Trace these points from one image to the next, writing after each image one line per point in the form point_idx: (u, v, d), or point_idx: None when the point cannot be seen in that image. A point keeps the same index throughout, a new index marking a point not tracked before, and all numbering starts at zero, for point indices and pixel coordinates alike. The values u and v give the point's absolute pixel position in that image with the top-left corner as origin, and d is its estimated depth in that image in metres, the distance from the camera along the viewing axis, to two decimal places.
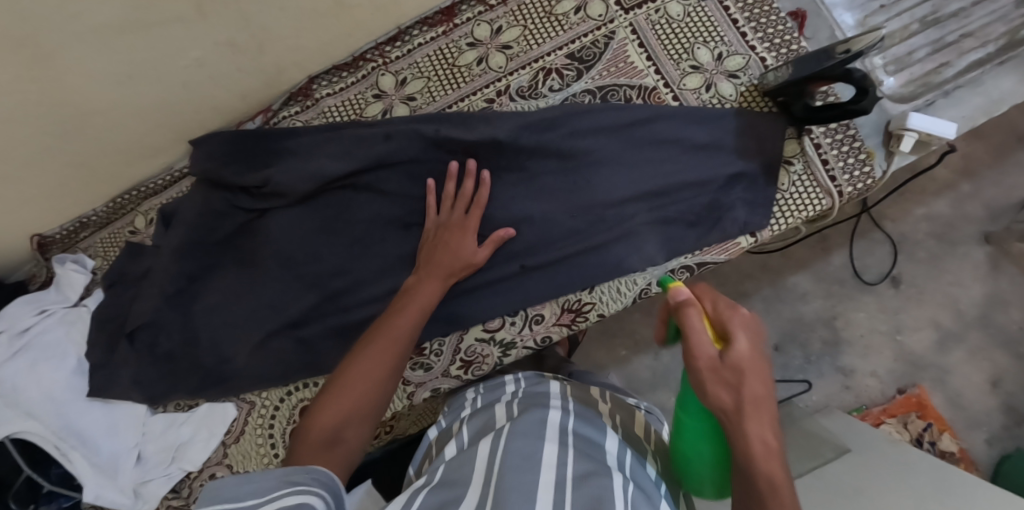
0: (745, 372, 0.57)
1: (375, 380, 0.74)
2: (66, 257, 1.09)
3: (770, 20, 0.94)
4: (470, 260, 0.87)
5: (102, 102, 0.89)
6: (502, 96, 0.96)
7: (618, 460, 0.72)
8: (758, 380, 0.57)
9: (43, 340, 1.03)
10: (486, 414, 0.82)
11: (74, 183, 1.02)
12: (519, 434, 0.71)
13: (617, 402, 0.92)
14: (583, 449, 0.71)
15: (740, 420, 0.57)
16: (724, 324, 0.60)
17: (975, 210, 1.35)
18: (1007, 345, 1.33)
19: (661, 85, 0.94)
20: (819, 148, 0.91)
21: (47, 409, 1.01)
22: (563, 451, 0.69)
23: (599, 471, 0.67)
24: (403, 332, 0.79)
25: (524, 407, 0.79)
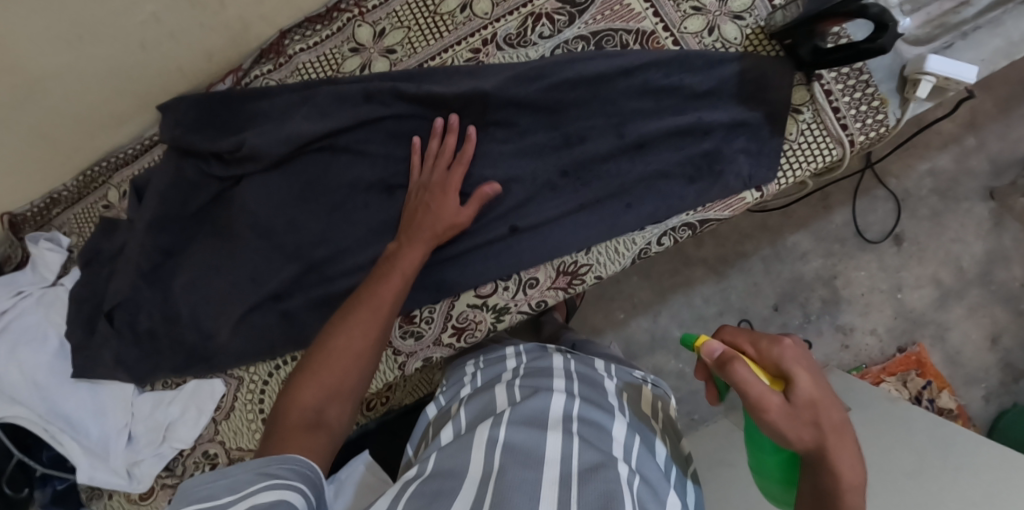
0: (820, 404, 0.56)
1: (354, 352, 0.70)
2: (39, 236, 1.03)
3: None
4: (454, 220, 0.82)
5: (55, 65, 0.83)
6: (488, 46, 0.89)
7: (624, 449, 0.69)
8: (830, 413, 0.56)
9: (20, 324, 1.00)
10: (486, 395, 0.78)
11: (37, 157, 0.96)
12: (515, 425, 0.68)
13: (621, 378, 0.89)
14: (589, 437, 0.68)
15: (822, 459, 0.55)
16: (778, 365, 0.57)
17: (979, 165, 1.31)
18: (1008, 301, 1.31)
19: (660, 29, 0.87)
20: (829, 95, 0.85)
21: (33, 393, 0.99)
22: (568, 440, 0.66)
23: (608, 462, 0.65)
24: (383, 298, 0.75)
25: (524, 390, 0.75)
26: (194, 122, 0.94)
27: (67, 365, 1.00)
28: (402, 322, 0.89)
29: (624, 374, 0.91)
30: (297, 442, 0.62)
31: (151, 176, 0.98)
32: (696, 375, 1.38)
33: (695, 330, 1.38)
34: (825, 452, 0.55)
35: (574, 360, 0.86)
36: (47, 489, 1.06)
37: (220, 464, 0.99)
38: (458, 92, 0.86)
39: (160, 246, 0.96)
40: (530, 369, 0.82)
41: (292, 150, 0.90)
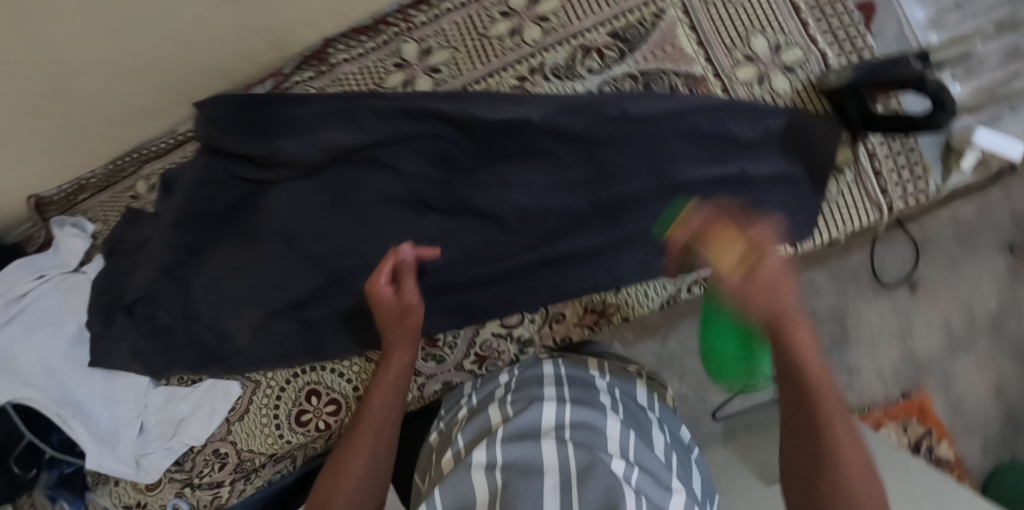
0: (772, 293, 0.57)
1: (364, 447, 0.74)
2: (65, 220, 1.03)
3: (836, 10, 0.86)
4: (403, 305, 0.76)
5: (91, 60, 0.81)
6: (535, 75, 0.88)
7: (620, 444, 0.68)
8: (780, 300, 0.58)
9: (38, 308, 1.00)
10: (480, 417, 0.78)
11: (68, 143, 0.95)
12: (509, 445, 0.68)
13: (617, 372, 0.85)
14: (586, 440, 0.67)
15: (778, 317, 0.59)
16: (743, 236, 0.60)
17: (1000, 216, 1.31)
18: (1015, 355, 1.32)
19: (710, 75, 0.86)
20: (871, 157, 0.85)
21: (45, 378, 0.98)
22: (561, 447, 0.66)
23: (600, 460, 0.64)
24: (376, 408, 0.76)
25: (516, 406, 0.75)
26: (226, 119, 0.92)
27: (86, 353, 1.00)
28: (425, 345, 0.89)
29: (620, 367, 0.86)
30: None
31: (179, 171, 0.96)
32: (698, 399, 1.42)
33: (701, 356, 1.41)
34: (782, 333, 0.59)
35: (565, 363, 0.84)
36: (53, 472, 1.06)
37: (230, 463, 1.01)
38: (496, 119, 0.83)
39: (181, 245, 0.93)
40: (523, 380, 0.81)
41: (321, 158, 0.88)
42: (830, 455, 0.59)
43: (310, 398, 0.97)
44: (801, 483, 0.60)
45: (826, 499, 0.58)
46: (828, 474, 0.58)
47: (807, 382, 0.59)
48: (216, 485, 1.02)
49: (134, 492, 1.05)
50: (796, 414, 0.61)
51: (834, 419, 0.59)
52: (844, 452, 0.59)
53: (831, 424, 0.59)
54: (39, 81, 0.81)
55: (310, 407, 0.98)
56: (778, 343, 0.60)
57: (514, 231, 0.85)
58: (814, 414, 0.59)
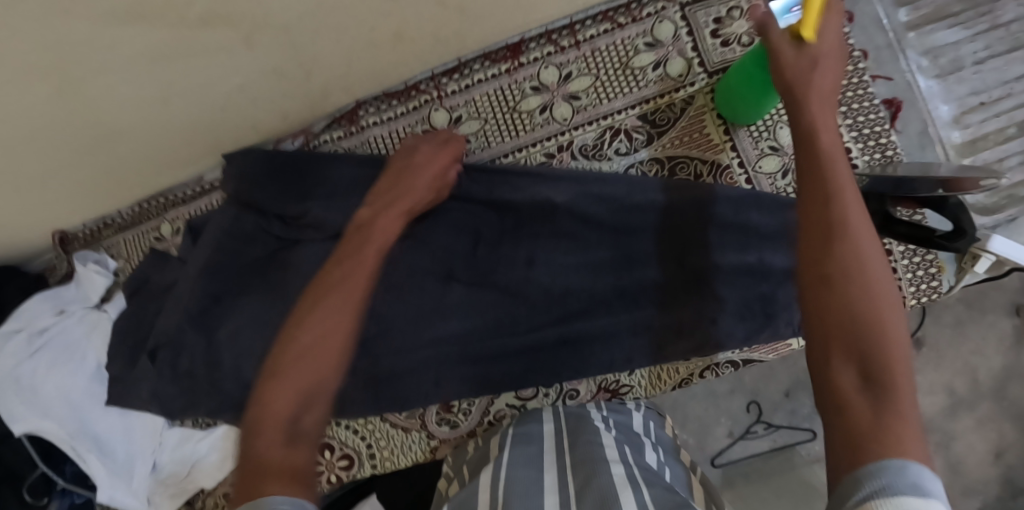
0: (823, 170, 0.56)
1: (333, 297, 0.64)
2: (88, 256, 1.04)
3: (863, 106, 0.85)
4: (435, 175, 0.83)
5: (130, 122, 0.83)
6: (563, 153, 0.90)
7: (618, 454, 0.69)
8: (830, 129, 0.58)
9: (59, 344, 1.02)
10: (483, 455, 0.82)
11: (102, 188, 0.97)
12: (513, 467, 0.71)
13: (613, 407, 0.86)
14: (585, 454, 0.69)
15: (825, 154, 0.57)
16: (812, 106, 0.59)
17: (1010, 281, 1.32)
18: (1017, 419, 1.32)
19: (735, 164, 0.87)
20: (889, 256, 0.87)
21: (64, 411, 1.01)
22: (559, 471, 0.68)
23: (598, 470, 0.64)
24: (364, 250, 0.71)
25: (517, 441, 0.79)
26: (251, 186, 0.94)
27: (103, 389, 1.04)
28: (441, 409, 0.92)
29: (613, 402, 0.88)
30: (277, 463, 0.53)
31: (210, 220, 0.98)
32: (698, 445, 1.47)
33: (705, 404, 1.47)
34: (837, 238, 0.52)
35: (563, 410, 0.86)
36: (64, 500, 1.06)
37: None
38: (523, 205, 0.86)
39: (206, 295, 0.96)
40: (522, 423, 0.84)
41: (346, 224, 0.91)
42: (876, 325, 0.48)
43: (323, 450, 0.97)
44: (827, 362, 0.49)
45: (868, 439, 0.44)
46: (851, 340, 0.49)
47: (868, 319, 0.49)
48: None
49: None
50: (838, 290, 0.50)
51: (884, 357, 0.47)
52: (900, 373, 0.47)
53: (874, 293, 0.49)
54: (75, 140, 0.82)
55: (322, 460, 0.97)
56: (812, 209, 0.54)
57: (536, 308, 0.86)
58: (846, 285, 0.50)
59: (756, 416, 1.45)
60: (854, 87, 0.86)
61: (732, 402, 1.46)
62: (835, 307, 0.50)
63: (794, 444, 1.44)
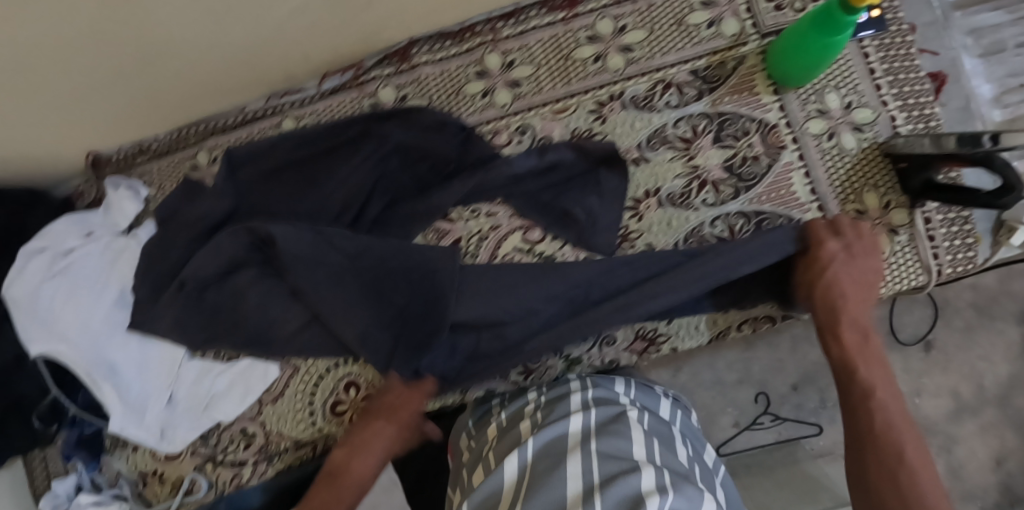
0: (852, 333, 0.75)
1: (385, 414, 0.82)
2: (119, 181, 1.03)
3: (909, 77, 0.87)
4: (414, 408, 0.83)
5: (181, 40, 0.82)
6: (614, 102, 0.91)
7: (646, 450, 0.72)
8: (852, 284, 0.76)
9: (81, 268, 0.99)
10: (510, 431, 0.80)
11: (143, 110, 0.96)
12: (539, 458, 0.73)
13: (640, 391, 0.88)
14: (613, 447, 0.71)
15: (846, 289, 0.76)
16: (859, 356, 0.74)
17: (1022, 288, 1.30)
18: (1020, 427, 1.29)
19: (782, 124, 0.89)
20: (928, 223, 0.87)
21: (81, 336, 0.97)
22: (585, 458, 0.70)
23: (634, 468, 0.68)
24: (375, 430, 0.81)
25: (543, 421, 0.79)
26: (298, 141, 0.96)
27: (126, 317, 1.00)
28: None
29: (644, 384, 0.90)
30: None
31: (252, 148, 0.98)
32: (704, 434, 1.43)
33: (713, 392, 1.42)
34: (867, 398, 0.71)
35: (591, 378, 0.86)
36: (73, 431, 1.05)
37: (256, 443, 1.01)
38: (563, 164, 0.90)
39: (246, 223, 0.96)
40: (551, 398, 0.83)
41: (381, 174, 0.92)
42: (889, 436, 0.68)
43: (349, 388, 0.97)
44: (886, 467, 0.66)
45: (885, 491, 0.65)
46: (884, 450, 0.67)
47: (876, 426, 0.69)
48: (239, 463, 1.01)
49: (153, 461, 1.04)
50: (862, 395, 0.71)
51: (890, 458, 0.67)
52: (905, 467, 0.66)
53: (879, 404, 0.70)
54: (125, 52, 0.81)
55: (346, 398, 0.97)
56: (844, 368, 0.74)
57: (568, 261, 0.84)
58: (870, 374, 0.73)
59: (764, 407, 1.41)
60: (902, 58, 0.87)
61: (740, 393, 1.42)
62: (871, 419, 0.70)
63: (799, 438, 1.40)
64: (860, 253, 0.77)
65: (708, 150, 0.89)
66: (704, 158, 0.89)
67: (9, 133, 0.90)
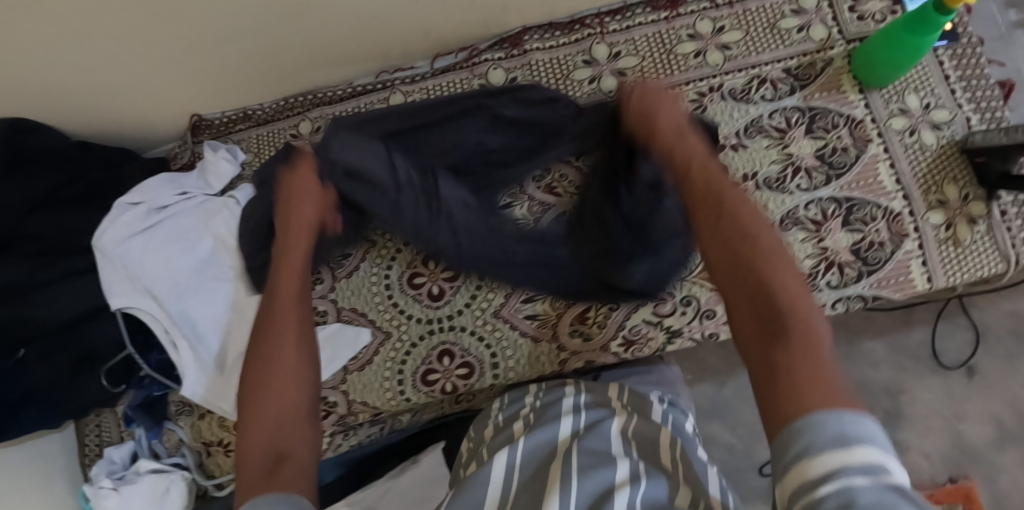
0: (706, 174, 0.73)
1: (305, 226, 0.85)
2: (218, 145, 1.05)
3: (980, 83, 0.96)
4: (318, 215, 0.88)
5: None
6: (714, 93, 0.97)
7: (627, 449, 0.70)
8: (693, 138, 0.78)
9: (177, 223, 0.99)
10: (501, 431, 0.79)
11: (259, 73, 1.00)
12: (526, 458, 0.70)
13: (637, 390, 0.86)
14: (593, 445, 0.69)
15: (676, 151, 0.77)
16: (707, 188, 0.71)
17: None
18: None
19: (868, 120, 0.96)
20: (1005, 216, 0.93)
21: (168, 291, 0.96)
22: (567, 455, 0.68)
23: (607, 462, 0.66)
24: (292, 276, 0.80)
25: (533, 422, 0.77)
26: (402, 116, 0.98)
27: (214, 273, 0.99)
28: (574, 320, 0.94)
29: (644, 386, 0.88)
30: (270, 482, 0.57)
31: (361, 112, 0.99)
32: (746, 453, 1.40)
33: (757, 408, 1.42)
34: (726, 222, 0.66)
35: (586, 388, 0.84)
36: (140, 393, 1.01)
37: (334, 414, 0.98)
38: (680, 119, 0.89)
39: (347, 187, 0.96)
40: (545, 402, 0.82)
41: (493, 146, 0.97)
42: (757, 254, 0.62)
43: (441, 358, 0.96)
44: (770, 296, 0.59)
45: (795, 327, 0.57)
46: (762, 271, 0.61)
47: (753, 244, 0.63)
48: None
49: (219, 429, 1.00)
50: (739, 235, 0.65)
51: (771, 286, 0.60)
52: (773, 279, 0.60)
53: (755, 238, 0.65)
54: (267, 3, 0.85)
55: (439, 367, 0.96)
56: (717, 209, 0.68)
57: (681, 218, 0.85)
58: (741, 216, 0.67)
59: None
60: (973, 67, 0.96)
61: None
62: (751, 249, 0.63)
63: None
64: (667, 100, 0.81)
65: (801, 140, 0.96)
66: (797, 147, 0.96)
67: (131, 80, 0.93)
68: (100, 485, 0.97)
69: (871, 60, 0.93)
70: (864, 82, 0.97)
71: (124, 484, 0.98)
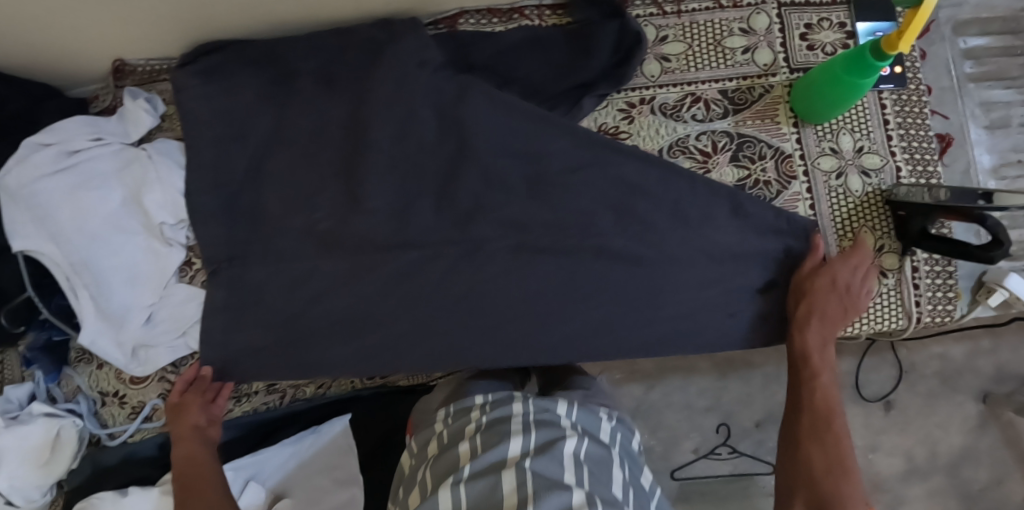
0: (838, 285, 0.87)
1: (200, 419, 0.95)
2: (139, 94, 1.01)
3: (919, 133, 0.93)
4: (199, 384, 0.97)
5: None
6: (643, 105, 0.95)
7: (577, 477, 0.78)
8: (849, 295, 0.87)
9: (87, 170, 0.97)
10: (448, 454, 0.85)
11: (184, 24, 0.96)
12: (471, 480, 0.78)
13: (582, 420, 0.90)
14: (544, 470, 0.77)
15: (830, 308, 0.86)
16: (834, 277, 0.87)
17: (984, 367, 1.29)
18: (964, 501, 1.29)
19: (796, 155, 0.93)
20: (915, 271, 0.92)
21: (70, 240, 0.95)
22: (517, 476, 0.77)
23: (558, 493, 0.74)
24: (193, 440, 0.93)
25: (485, 439, 0.83)
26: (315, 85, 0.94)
27: (120, 226, 0.97)
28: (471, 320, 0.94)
29: (590, 412, 0.92)
30: None
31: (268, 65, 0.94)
32: (664, 456, 1.42)
33: (680, 415, 1.43)
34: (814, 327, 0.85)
35: (534, 402, 0.89)
36: (41, 335, 1.01)
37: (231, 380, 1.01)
38: (646, 154, 0.92)
39: (314, 271, 0.95)
40: (492, 421, 0.86)
41: (374, 181, 0.92)
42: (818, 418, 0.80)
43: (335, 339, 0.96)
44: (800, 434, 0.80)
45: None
46: (823, 488, 0.74)
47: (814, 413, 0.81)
48: None
49: (116, 380, 1.02)
50: (800, 449, 0.78)
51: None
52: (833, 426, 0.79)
53: (832, 449, 0.77)
54: None
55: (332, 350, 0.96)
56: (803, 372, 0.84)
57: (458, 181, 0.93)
58: (821, 442, 0.78)
59: (724, 438, 1.41)
60: (915, 115, 0.93)
61: (705, 420, 1.42)
62: (822, 483, 0.74)
63: (754, 475, 1.41)
64: (834, 284, 0.87)
65: (725, 168, 0.93)
66: (719, 174, 0.93)
67: (47, 17, 0.91)
68: None
69: (807, 89, 0.90)
70: (800, 115, 0.93)
71: (16, 424, 0.98)
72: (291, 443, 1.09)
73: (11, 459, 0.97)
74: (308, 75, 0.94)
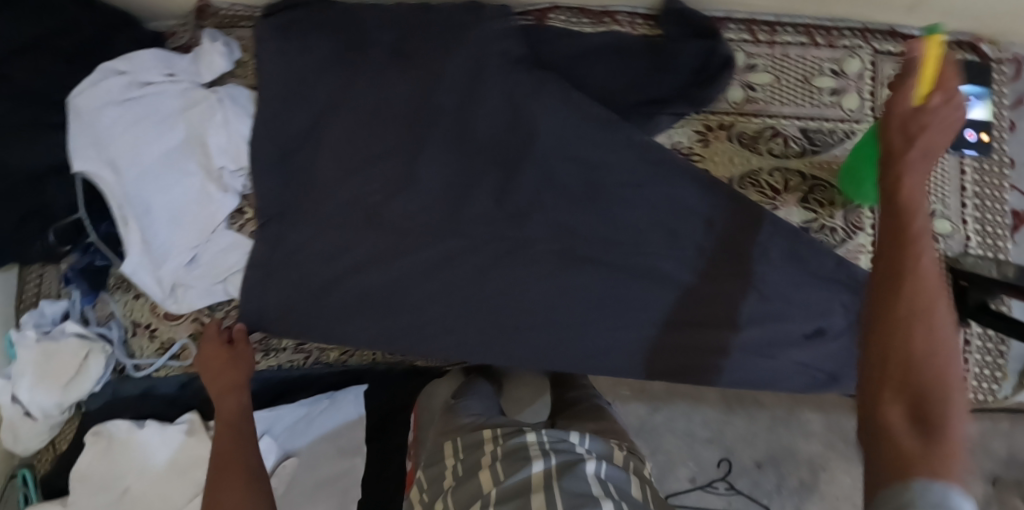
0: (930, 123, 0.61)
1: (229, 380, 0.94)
2: (217, 37, 1.01)
3: (995, 206, 0.91)
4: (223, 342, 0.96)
5: None
6: (721, 131, 0.93)
7: (604, 490, 0.78)
8: (928, 155, 0.60)
9: (155, 103, 0.98)
10: (469, 481, 0.84)
11: None
12: (500, 500, 0.77)
13: (594, 447, 0.90)
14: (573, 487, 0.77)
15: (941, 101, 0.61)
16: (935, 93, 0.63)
17: None
18: None
19: (867, 208, 0.91)
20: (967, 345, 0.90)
21: (128, 170, 0.95)
22: (547, 494, 0.76)
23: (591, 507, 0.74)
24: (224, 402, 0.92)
25: (505, 462, 0.83)
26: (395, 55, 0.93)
27: (179, 163, 0.98)
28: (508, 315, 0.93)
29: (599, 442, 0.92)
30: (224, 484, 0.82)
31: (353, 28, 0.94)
32: (656, 478, 1.36)
33: (680, 442, 1.38)
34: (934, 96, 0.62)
35: (546, 432, 0.89)
36: (83, 258, 1.03)
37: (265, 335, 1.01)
38: (715, 182, 0.91)
39: (359, 239, 0.95)
40: (508, 449, 0.86)
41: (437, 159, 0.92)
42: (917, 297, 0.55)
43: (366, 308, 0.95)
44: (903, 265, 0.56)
45: (915, 462, 0.50)
46: (913, 388, 0.53)
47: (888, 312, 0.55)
48: None
49: (150, 313, 1.02)
50: (880, 325, 0.55)
51: (948, 447, 0.50)
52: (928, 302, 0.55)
53: (939, 350, 0.53)
54: None
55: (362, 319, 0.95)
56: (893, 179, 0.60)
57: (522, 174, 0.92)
58: (896, 304, 0.55)
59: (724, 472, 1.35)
60: (994, 188, 0.91)
61: (705, 452, 1.37)
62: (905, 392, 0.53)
63: None
64: (941, 126, 0.60)
65: (792, 208, 0.91)
66: (786, 213, 0.92)
67: None
68: (26, 334, 1.00)
69: (850, 173, 0.87)
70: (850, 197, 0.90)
71: (47, 339, 1.00)
72: (306, 404, 1.10)
73: (35, 373, 0.99)
74: (390, 45, 0.94)
